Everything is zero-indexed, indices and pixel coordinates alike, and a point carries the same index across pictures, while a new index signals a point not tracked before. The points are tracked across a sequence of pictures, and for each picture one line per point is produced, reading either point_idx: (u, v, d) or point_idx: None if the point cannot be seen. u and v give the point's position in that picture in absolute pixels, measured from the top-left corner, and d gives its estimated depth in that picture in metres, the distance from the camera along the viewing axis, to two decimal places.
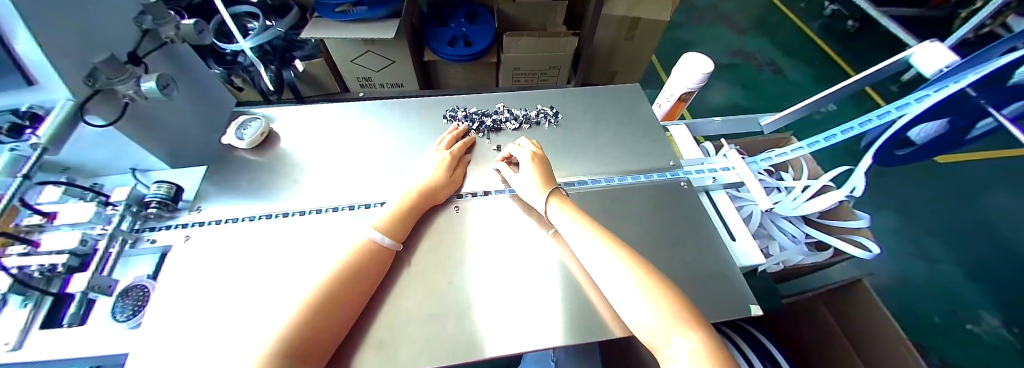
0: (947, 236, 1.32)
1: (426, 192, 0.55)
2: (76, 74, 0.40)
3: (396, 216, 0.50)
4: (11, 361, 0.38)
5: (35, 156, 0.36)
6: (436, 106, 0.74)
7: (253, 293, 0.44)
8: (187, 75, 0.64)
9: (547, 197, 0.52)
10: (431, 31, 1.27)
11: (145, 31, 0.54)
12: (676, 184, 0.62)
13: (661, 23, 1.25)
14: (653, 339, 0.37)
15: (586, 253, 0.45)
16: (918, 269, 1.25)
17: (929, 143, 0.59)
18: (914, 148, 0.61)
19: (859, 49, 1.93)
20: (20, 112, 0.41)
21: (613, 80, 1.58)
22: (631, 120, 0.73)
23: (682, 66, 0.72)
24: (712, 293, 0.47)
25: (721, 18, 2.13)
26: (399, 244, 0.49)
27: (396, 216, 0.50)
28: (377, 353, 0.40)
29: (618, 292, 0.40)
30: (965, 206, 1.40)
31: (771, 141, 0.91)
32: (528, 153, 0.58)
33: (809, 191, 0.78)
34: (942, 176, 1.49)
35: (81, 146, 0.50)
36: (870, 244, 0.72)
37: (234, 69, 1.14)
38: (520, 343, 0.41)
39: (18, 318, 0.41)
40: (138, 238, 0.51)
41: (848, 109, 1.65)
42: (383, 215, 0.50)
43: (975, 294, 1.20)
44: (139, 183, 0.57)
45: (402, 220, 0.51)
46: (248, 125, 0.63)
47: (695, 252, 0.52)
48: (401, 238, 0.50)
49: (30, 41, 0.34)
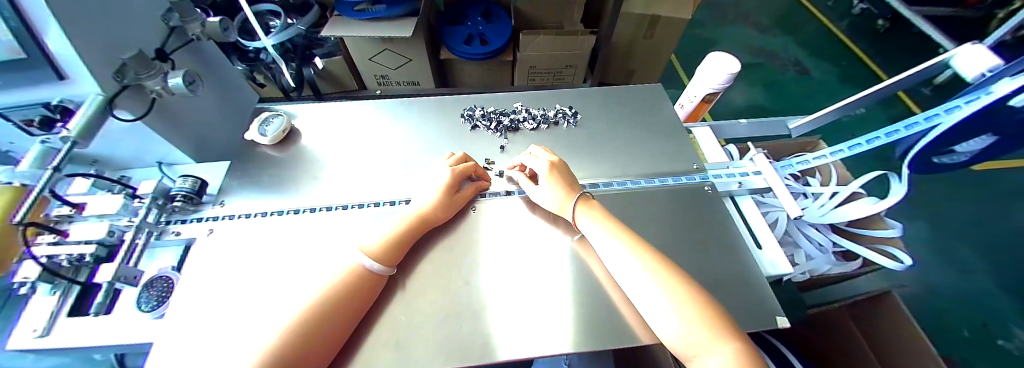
0: (979, 246, 1.26)
1: (421, 215, 0.50)
2: (105, 70, 0.41)
3: (389, 241, 0.45)
4: (40, 347, 0.39)
5: (66, 149, 0.37)
6: (455, 104, 0.74)
7: (269, 289, 0.44)
8: (212, 72, 0.65)
9: (572, 205, 0.50)
10: (448, 29, 1.28)
11: (173, 28, 0.55)
12: (699, 188, 0.60)
13: (682, 22, 1.22)
14: (685, 350, 0.35)
15: (615, 259, 0.44)
16: (948, 281, 1.19)
17: (989, 146, 0.55)
18: (969, 152, 0.58)
19: (888, 49, 1.86)
20: (51, 106, 0.42)
21: (630, 80, 1.55)
22: (653, 121, 0.71)
23: (707, 65, 0.70)
24: (738, 301, 0.45)
25: (742, 17, 2.08)
26: (390, 268, 0.44)
27: (390, 240, 0.46)
28: (393, 352, 0.39)
29: (648, 300, 0.38)
30: (999, 215, 1.33)
31: (799, 145, 0.88)
32: (545, 163, 0.55)
33: (837, 198, 0.75)
34: (975, 184, 1.42)
35: (109, 141, 0.51)
36: (902, 255, 0.68)
37: (256, 66, 1.17)
38: (543, 348, 0.40)
39: (46, 306, 0.42)
40: (162, 231, 0.52)
41: (874, 112, 1.59)
42: (377, 237, 0.46)
43: (1010, 309, 1.14)
44: (165, 176, 0.58)
45: (396, 246, 0.46)
46: (270, 121, 0.64)
47: (720, 258, 0.51)
48: (394, 262, 0.45)
49: (61, 36, 0.34)
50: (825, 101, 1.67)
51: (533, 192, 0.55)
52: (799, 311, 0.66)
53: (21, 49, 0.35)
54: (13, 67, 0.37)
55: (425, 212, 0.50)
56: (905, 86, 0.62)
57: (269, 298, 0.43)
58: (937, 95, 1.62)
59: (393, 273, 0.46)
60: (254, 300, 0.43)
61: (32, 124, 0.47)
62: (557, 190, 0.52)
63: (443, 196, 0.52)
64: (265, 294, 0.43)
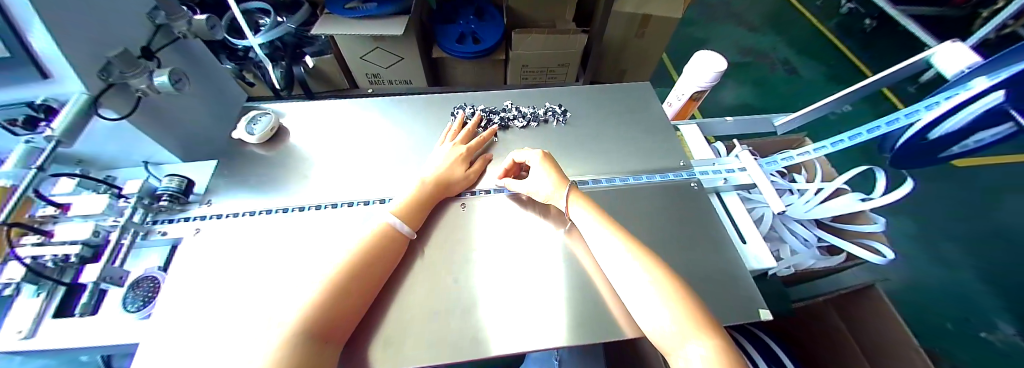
0: (962, 240, 1.29)
1: (440, 180, 0.55)
2: (90, 69, 0.41)
3: (411, 202, 0.51)
4: (25, 349, 0.39)
5: (50, 148, 0.37)
6: (446, 102, 0.74)
7: (257, 288, 0.44)
8: (199, 71, 0.65)
9: (567, 193, 0.51)
10: (441, 27, 1.28)
11: (158, 26, 0.55)
12: (687, 185, 0.61)
13: (672, 21, 1.24)
14: (664, 342, 0.36)
15: (605, 251, 0.44)
16: (932, 274, 1.22)
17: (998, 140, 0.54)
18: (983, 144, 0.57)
19: (875, 48, 1.89)
20: (34, 105, 0.42)
21: (622, 79, 1.56)
22: (640, 118, 0.72)
23: (695, 63, 0.71)
24: (721, 296, 0.46)
25: (734, 16, 2.10)
26: (414, 231, 0.50)
27: (412, 201, 0.52)
28: (382, 349, 0.39)
29: (636, 295, 0.39)
30: (981, 211, 1.36)
31: (785, 142, 0.90)
32: (537, 154, 0.56)
33: (822, 194, 0.76)
34: (960, 180, 1.45)
35: (93, 139, 0.51)
36: (884, 249, 0.70)
37: (245, 64, 1.17)
38: (529, 342, 0.40)
39: (31, 308, 0.42)
40: (149, 230, 0.52)
41: (862, 110, 1.61)
42: (400, 200, 0.51)
43: (990, 301, 1.17)
44: (150, 176, 0.58)
45: (417, 206, 0.51)
46: (258, 120, 0.64)
47: (706, 253, 0.51)
48: (416, 226, 0.50)
49: (44, 33, 0.34)
50: (815, 99, 1.69)
51: (524, 186, 0.55)
52: (783, 304, 0.66)
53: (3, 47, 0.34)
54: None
55: (443, 177, 0.56)
56: (885, 83, 0.63)
57: (265, 294, 0.43)
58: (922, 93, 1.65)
59: (414, 238, 0.51)
60: (243, 300, 0.43)
61: (14, 124, 0.46)
62: (551, 175, 0.53)
63: (455, 164, 0.58)
64: (255, 293, 0.44)
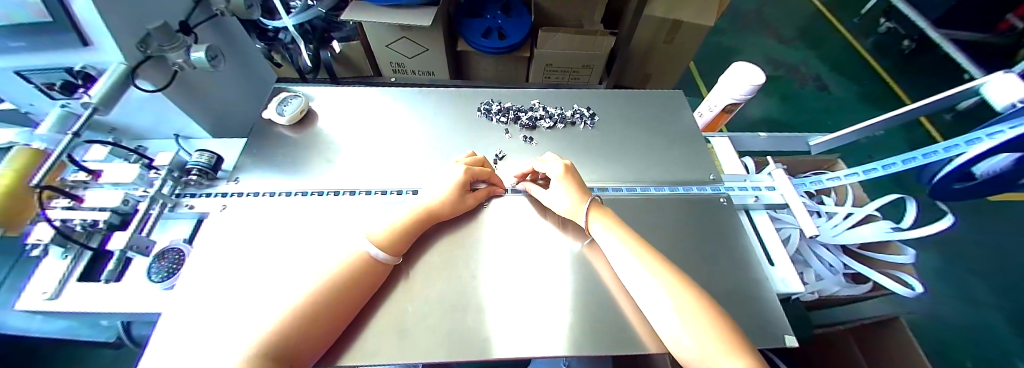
0: (988, 278, 1.23)
1: (431, 208, 0.50)
2: (129, 39, 0.42)
3: (396, 229, 0.45)
4: (49, 309, 0.39)
5: (87, 115, 0.37)
6: (472, 97, 0.74)
7: (275, 269, 0.44)
8: (230, 49, 0.67)
9: (587, 209, 0.49)
10: (467, 20, 1.27)
11: (198, 2, 0.56)
12: (715, 200, 0.60)
13: (705, 28, 1.20)
14: (692, 359, 0.34)
15: (625, 268, 0.43)
16: (955, 310, 1.17)
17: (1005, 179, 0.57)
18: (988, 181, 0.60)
19: (912, 71, 1.82)
20: (73, 72, 0.43)
21: (646, 84, 1.54)
22: (670, 127, 0.70)
23: (730, 75, 0.69)
24: (747, 316, 0.44)
25: (765, 27, 2.05)
26: (395, 259, 0.44)
27: (398, 229, 0.45)
28: (397, 342, 0.39)
29: (657, 311, 0.38)
30: (1010, 248, 1.31)
31: (816, 162, 0.87)
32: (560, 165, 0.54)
33: (851, 219, 0.73)
34: (992, 216, 1.39)
35: (127, 108, 0.51)
36: (914, 282, 0.67)
37: (274, 45, 1.19)
38: (543, 349, 0.39)
39: (58, 270, 0.43)
40: (176, 203, 0.52)
41: (892, 135, 1.56)
42: (383, 225, 0.46)
43: (1014, 343, 1.12)
44: (182, 149, 0.58)
45: (401, 233, 0.45)
46: (289, 102, 0.64)
47: (729, 271, 0.50)
48: (399, 253, 0.45)
49: (88, 3, 0.34)
50: (843, 120, 1.64)
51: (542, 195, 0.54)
52: (805, 330, 0.66)
53: (44, 10, 0.34)
54: (36, 31, 0.37)
55: (435, 204, 0.50)
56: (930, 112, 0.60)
57: (279, 277, 0.43)
58: (958, 121, 1.58)
59: (398, 262, 0.46)
60: (261, 280, 0.43)
61: (53, 88, 0.47)
62: (569, 194, 0.51)
63: (455, 191, 0.51)
64: (273, 274, 0.43)
